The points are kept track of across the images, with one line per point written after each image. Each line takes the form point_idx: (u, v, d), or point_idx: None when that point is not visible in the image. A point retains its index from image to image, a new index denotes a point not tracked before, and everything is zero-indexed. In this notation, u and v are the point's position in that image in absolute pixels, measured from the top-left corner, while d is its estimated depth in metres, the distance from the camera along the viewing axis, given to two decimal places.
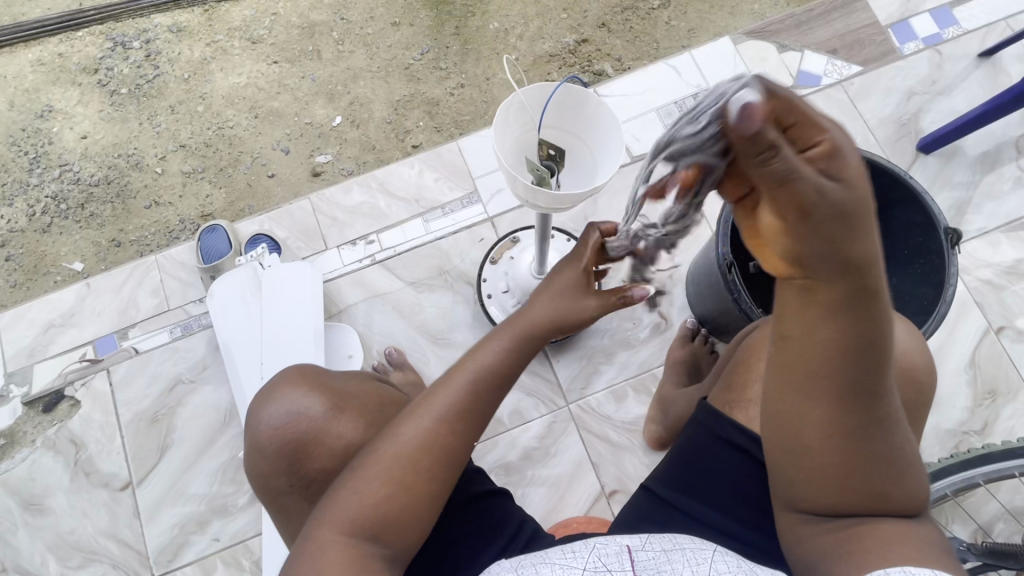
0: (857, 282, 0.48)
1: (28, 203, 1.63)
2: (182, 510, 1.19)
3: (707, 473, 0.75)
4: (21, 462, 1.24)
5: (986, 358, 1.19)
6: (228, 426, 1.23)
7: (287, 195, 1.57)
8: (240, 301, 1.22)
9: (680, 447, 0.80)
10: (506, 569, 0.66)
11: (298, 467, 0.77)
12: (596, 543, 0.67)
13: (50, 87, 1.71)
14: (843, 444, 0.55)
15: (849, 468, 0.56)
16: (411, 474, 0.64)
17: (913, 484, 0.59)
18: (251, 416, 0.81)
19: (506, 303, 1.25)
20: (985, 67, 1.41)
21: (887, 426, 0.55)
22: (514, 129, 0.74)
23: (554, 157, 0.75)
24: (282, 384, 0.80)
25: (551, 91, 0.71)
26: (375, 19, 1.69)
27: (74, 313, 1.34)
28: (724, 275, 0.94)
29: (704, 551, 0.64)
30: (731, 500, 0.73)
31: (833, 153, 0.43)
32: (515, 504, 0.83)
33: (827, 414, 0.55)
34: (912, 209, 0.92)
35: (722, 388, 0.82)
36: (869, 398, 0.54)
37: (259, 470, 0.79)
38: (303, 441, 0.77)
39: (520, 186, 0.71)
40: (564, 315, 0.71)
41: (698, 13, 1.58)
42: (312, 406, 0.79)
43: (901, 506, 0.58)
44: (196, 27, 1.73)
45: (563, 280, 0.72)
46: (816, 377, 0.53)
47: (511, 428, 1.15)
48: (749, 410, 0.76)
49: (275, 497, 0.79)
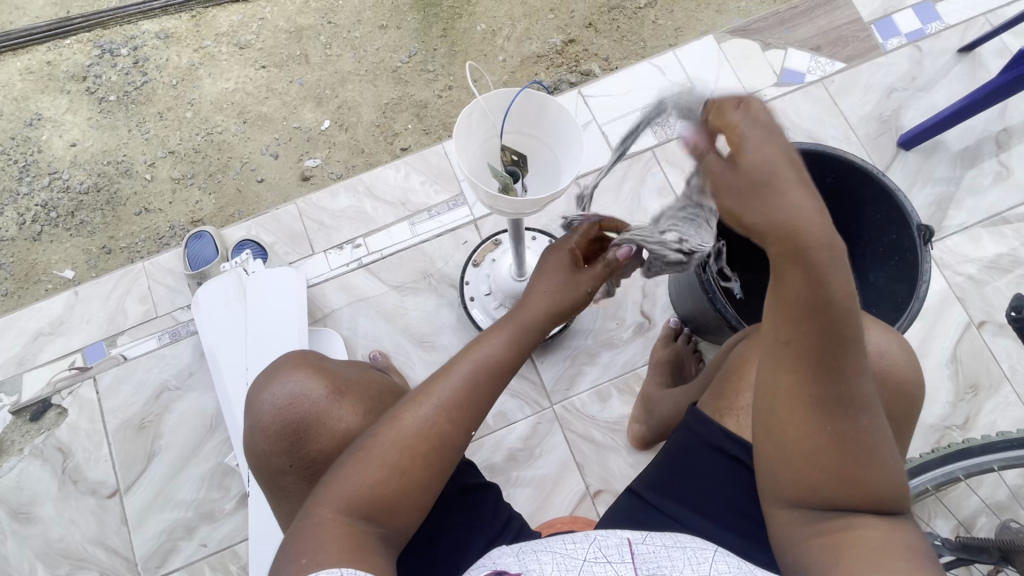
0: (805, 255, 0.55)
1: (18, 212, 1.63)
2: (170, 516, 1.19)
3: (692, 474, 0.77)
4: (9, 470, 1.24)
5: (968, 352, 1.19)
6: (216, 431, 1.24)
7: (277, 199, 1.58)
8: (223, 308, 1.22)
9: (669, 450, 0.81)
10: (506, 553, 0.62)
11: (298, 449, 0.76)
12: (597, 535, 0.64)
13: (39, 96, 1.71)
14: (821, 421, 0.59)
15: (832, 449, 0.59)
16: (403, 461, 0.64)
17: (895, 483, 0.60)
18: (252, 397, 0.81)
19: (489, 305, 1.25)
20: (965, 62, 1.42)
21: (866, 408, 0.59)
22: (477, 135, 0.75)
23: (518, 162, 0.76)
24: (283, 366, 0.81)
25: (512, 98, 0.72)
26: (362, 22, 1.69)
27: (62, 321, 1.34)
28: (699, 276, 0.94)
29: (705, 551, 0.61)
30: (717, 501, 0.75)
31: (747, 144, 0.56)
32: (503, 499, 0.83)
33: (804, 387, 0.60)
34: (887, 207, 0.92)
35: (712, 393, 0.81)
36: (843, 375, 0.58)
37: (258, 451, 0.78)
38: (304, 422, 0.77)
39: (484, 193, 0.71)
40: (554, 294, 0.75)
41: (684, 12, 1.59)
42: (313, 388, 0.79)
43: (883, 497, 0.59)
44: (184, 34, 1.74)
45: (553, 263, 0.77)
46: (791, 350, 0.59)
47: (496, 429, 1.15)
48: (738, 416, 0.76)
49: (275, 476, 0.77)
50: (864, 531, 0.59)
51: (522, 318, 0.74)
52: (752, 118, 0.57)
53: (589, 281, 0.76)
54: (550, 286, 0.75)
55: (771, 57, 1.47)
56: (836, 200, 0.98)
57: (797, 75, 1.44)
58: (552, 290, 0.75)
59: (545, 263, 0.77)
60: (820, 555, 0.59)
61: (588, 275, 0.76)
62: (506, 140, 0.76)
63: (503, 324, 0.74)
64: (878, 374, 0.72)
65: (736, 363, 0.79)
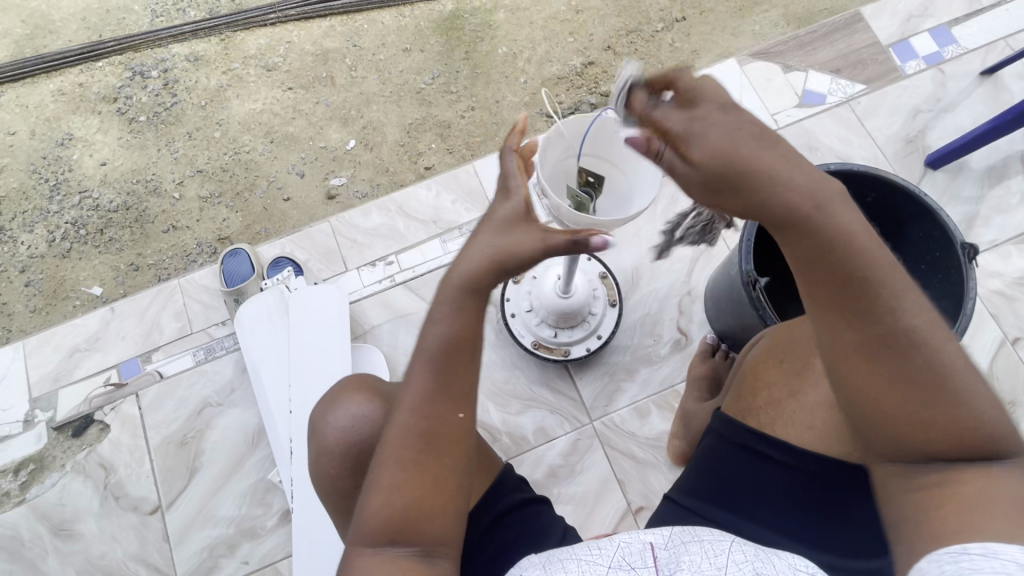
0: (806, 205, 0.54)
1: (49, 229, 1.66)
2: (211, 532, 1.19)
3: (730, 479, 0.72)
4: (50, 487, 1.24)
5: (1004, 369, 1.20)
6: (256, 448, 1.24)
7: (303, 218, 1.60)
8: (265, 324, 1.24)
9: (700, 455, 0.78)
10: (534, 564, 0.62)
11: (359, 471, 0.78)
12: (622, 540, 0.64)
13: (71, 117, 1.75)
14: (869, 375, 0.55)
15: (880, 410, 0.55)
16: (448, 442, 0.64)
17: (983, 421, 0.53)
18: (314, 423, 0.83)
19: (531, 322, 1.16)
20: (987, 84, 1.46)
21: (915, 346, 0.53)
22: (556, 157, 0.78)
23: (592, 183, 0.76)
24: (342, 390, 0.83)
25: (591, 121, 0.74)
26: (387, 45, 1.74)
27: (99, 337, 1.36)
28: (748, 292, 0.94)
29: (722, 542, 0.63)
30: (754, 501, 0.70)
31: (698, 138, 0.52)
32: (555, 513, 0.83)
33: (841, 346, 0.56)
34: (929, 225, 0.95)
35: (733, 398, 0.80)
36: (874, 321, 0.54)
37: (319, 480, 0.81)
38: (362, 449, 0.77)
39: (571, 214, 0.72)
40: (502, 252, 0.61)
41: (700, 35, 1.65)
42: (370, 409, 0.79)
43: (975, 433, 0.53)
44: (212, 56, 1.78)
45: (499, 216, 0.62)
46: (823, 308, 0.56)
47: (536, 445, 1.16)
48: (759, 415, 0.74)
49: (339, 499, 0.80)
50: (955, 486, 0.53)
51: (468, 283, 0.62)
52: (676, 119, 0.54)
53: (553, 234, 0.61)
54: (504, 241, 0.61)
55: (792, 79, 1.51)
56: (881, 216, 1.00)
57: (818, 96, 1.48)
58: (503, 249, 0.61)
59: (494, 213, 0.63)
60: (916, 514, 0.55)
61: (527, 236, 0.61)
62: (584, 161, 0.78)
63: (445, 285, 0.63)
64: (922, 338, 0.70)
65: (765, 359, 0.78)
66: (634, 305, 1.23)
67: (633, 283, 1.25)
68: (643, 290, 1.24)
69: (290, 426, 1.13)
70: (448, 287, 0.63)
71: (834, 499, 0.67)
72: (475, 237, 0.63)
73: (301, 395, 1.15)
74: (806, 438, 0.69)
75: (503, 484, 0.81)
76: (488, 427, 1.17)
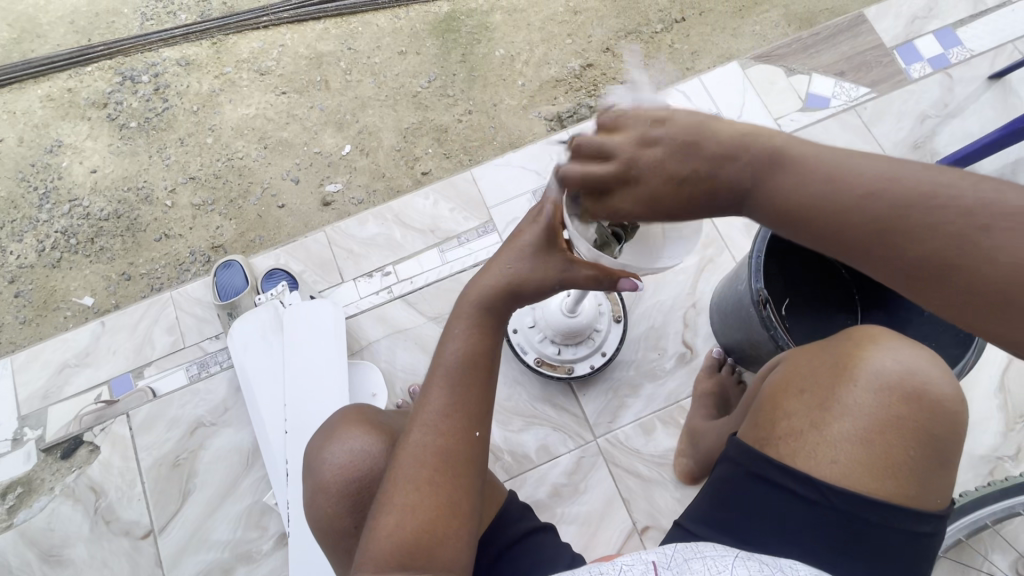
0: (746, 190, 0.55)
1: (38, 239, 1.62)
2: (206, 557, 1.16)
3: (742, 506, 0.70)
4: (40, 510, 1.21)
5: (1015, 380, 1.18)
6: (251, 469, 1.21)
7: (298, 225, 1.57)
8: (260, 342, 1.21)
9: (713, 481, 0.75)
10: None
11: (359, 505, 0.77)
12: (623, 563, 0.59)
13: (60, 123, 1.71)
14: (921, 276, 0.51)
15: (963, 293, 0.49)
16: (462, 464, 0.66)
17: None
18: (308, 462, 0.82)
19: (533, 338, 1.14)
20: (995, 88, 1.43)
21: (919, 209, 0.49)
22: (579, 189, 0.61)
23: (626, 226, 0.61)
24: (339, 425, 0.82)
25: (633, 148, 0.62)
26: (382, 48, 1.71)
27: (89, 352, 1.32)
28: (758, 311, 0.91)
29: (725, 558, 0.60)
30: (774, 534, 0.67)
31: (625, 203, 0.54)
32: (560, 540, 0.80)
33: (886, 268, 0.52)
34: None
35: (751, 424, 0.75)
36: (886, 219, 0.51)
37: (315, 517, 0.79)
38: (361, 484, 0.77)
39: (586, 248, 0.60)
40: (525, 276, 0.68)
41: (700, 36, 1.62)
42: (368, 445, 0.78)
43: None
44: (204, 60, 1.74)
45: (525, 239, 0.68)
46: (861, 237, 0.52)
47: (539, 464, 1.13)
48: (781, 445, 0.69)
49: (338, 539, 0.79)
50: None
51: (488, 307, 0.70)
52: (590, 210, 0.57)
53: (574, 263, 0.64)
54: (527, 265, 0.67)
55: (796, 82, 1.48)
56: None
57: (822, 100, 1.45)
58: (524, 272, 0.67)
59: (521, 237, 0.68)
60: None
61: (552, 263, 0.66)
62: None
63: (465, 312, 0.71)
64: (913, 346, 0.70)
65: (775, 389, 0.75)
66: (638, 319, 1.21)
67: (637, 296, 1.22)
68: (646, 303, 1.22)
69: (286, 446, 1.11)
70: (474, 310, 0.70)
71: (851, 532, 0.65)
72: (500, 267, 0.69)
73: (297, 415, 1.12)
74: (826, 467, 0.66)
75: (506, 515, 0.79)
76: (489, 445, 1.14)
